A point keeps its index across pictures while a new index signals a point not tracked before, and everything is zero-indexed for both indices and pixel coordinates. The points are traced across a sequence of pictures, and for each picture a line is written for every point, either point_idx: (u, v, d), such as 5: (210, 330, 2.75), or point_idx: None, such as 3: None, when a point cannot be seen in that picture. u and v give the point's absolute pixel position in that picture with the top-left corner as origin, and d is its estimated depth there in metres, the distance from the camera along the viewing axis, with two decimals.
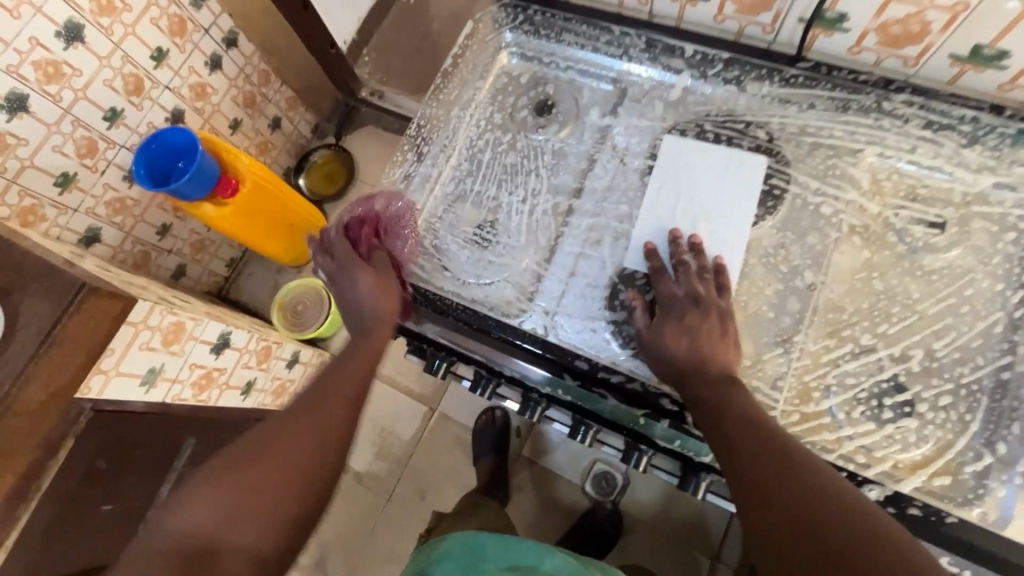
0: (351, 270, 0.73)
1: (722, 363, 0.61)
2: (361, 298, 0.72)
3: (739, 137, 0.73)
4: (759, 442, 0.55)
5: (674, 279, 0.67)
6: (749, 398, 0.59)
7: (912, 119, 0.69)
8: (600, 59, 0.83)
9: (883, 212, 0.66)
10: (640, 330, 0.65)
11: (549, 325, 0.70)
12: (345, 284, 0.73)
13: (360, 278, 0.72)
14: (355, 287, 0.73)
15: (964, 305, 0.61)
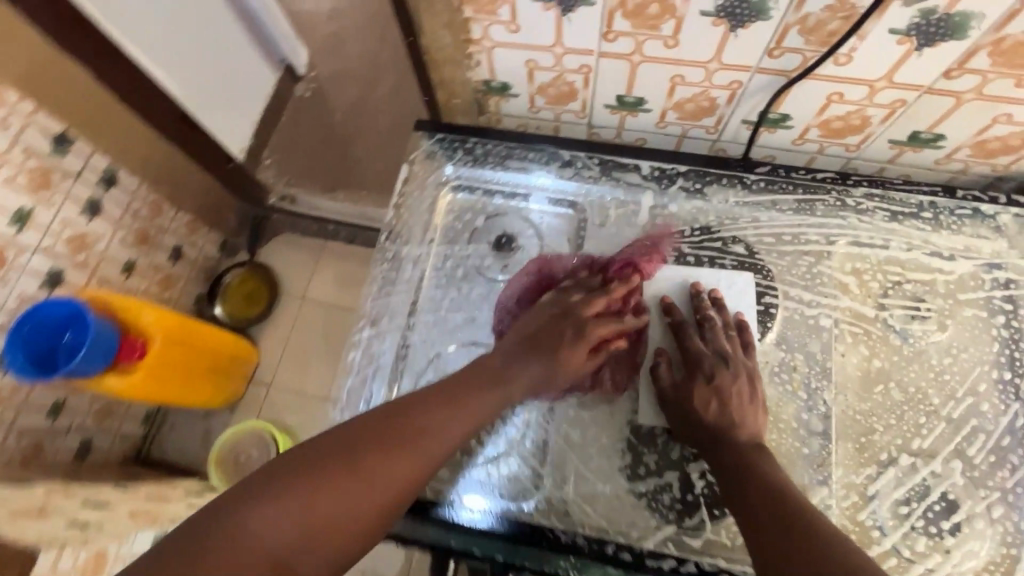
0: (568, 322, 0.65)
1: (750, 430, 0.59)
2: (546, 370, 0.63)
3: (719, 256, 0.70)
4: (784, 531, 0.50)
5: (698, 333, 0.65)
6: (774, 467, 0.57)
7: (876, 211, 0.69)
8: (553, 185, 0.77)
9: (879, 313, 0.65)
10: (668, 389, 0.63)
11: (578, 504, 0.61)
12: (529, 338, 0.64)
13: (530, 367, 0.63)
14: (531, 365, 0.63)
15: (983, 402, 0.61)
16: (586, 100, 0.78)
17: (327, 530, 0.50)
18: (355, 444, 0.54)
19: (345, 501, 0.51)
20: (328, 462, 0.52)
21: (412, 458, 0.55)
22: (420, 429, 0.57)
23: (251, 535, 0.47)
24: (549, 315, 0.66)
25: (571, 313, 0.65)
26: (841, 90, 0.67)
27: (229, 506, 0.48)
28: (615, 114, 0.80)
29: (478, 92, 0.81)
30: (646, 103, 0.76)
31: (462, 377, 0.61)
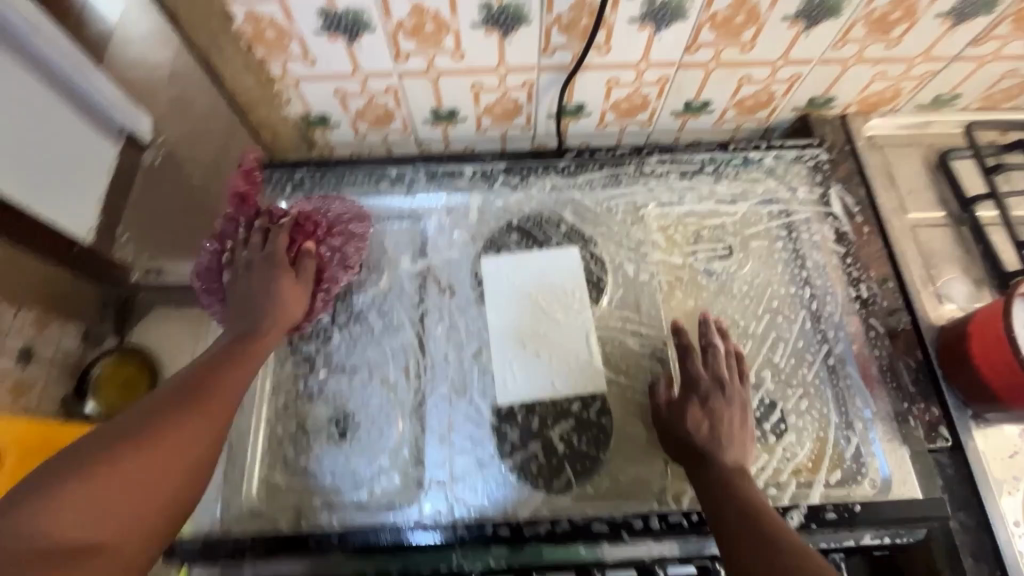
0: (256, 265, 0.64)
1: (737, 456, 0.61)
2: (267, 301, 0.62)
3: (546, 238, 0.75)
4: (749, 522, 0.54)
5: (702, 360, 0.66)
6: (759, 495, 0.57)
7: (671, 174, 0.79)
8: (386, 203, 0.79)
9: (687, 260, 0.74)
10: (661, 406, 0.65)
11: (459, 498, 0.63)
12: (248, 275, 0.64)
13: (279, 283, 0.63)
14: (271, 292, 0.63)
15: (778, 315, 0.71)
16: (404, 118, 0.82)
17: (106, 517, 0.44)
18: (178, 407, 0.51)
19: (179, 430, 0.50)
20: (156, 457, 0.48)
21: (213, 414, 0.53)
22: (221, 381, 0.55)
23: (140, 424, 0.49)
24: (240, 283, 0.64)
25: (256, 263, 0.64)
26: (614, 75, 0.76)
27: (49, 543, 0.41)
28: (436, 127, 0.85)
29: (300, 126, 0.83)
30: (459, 112, 0.82)
31: (222, 354, 0.57)
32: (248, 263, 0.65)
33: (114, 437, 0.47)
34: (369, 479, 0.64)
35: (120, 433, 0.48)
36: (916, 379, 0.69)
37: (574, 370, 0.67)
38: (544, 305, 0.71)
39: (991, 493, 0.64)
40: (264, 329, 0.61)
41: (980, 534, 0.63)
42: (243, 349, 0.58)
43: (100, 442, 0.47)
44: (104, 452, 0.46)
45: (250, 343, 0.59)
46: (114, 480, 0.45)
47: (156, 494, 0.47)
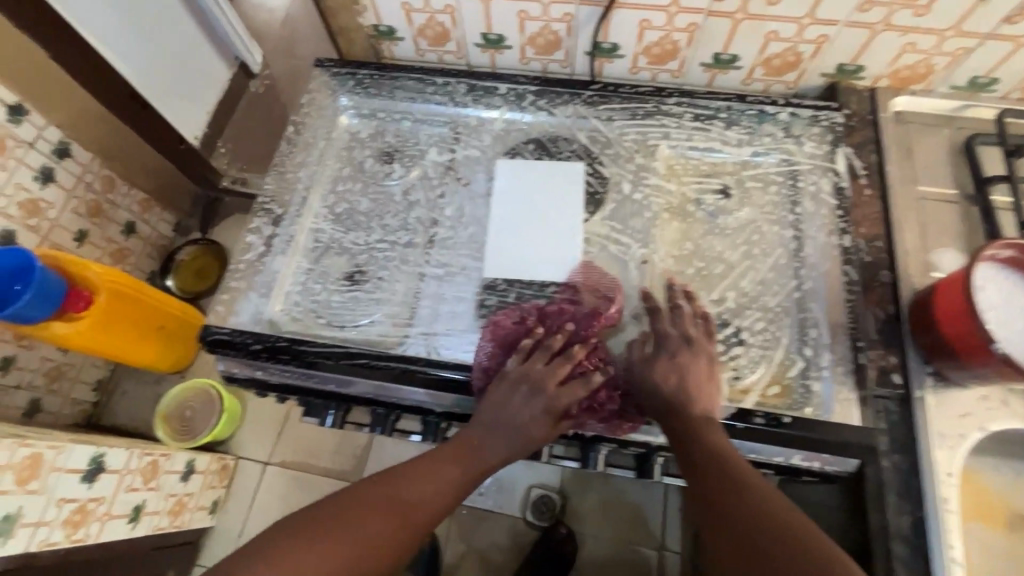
0: (525, 393, 0.67)
1: (702, 402, 0.65)
2: (521, 427, 0.67)
3: (560, 152, 0.84)
4: (714, 466, 0.60)
5: (670, 318, 0.71)
6: (722, 438, 0.63)
7: (686, 115, 0.85)
8: (428, 109, 0.90)
9: (681, 189, 0.81)
10: (634, 362, 0.69)
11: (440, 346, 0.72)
12: (522, 391, 0.67)
13: (518, 413, 0.67)
14: (506, 416, 0.67)
15: (756, 249, 0.77)
16: (458, 40, 0.94)
17: (389, 527, 0.60)
18: (443, 459, 0.66)
19: (414, 487, 0.63)
20: (380, 511, 0.60)
21: (467, 460, 0.67)
22: (477, 449, 0.67)
23: (389, 495, 0.62)
24: (495, 396, 0.68)
25: (535, 385, 0.67)
26: (646, 17, 0.83)
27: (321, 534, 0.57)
28: (486, 52, 0.96)
29: (371, 37, 0.97)
30: (506, 39, 0.92)
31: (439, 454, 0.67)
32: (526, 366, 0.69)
33: (390, 505, 0.61)
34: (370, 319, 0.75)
35: (367, 503, 0.61)
36: (879, 327, 0.72)
37: (557, 261, 0.76)
38: (545, 207, 0.80)
39: (930, 442, 0.66)
40: (487, 448, 0.67)
41: (910, 477, 0.66)
42: (456, 454, 0.66)
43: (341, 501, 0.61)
44: (314, 530, 0.58)
45: (451, 450, 0.67)
46: (394, 520, 0.60)
47: (413, 518, 0.61)
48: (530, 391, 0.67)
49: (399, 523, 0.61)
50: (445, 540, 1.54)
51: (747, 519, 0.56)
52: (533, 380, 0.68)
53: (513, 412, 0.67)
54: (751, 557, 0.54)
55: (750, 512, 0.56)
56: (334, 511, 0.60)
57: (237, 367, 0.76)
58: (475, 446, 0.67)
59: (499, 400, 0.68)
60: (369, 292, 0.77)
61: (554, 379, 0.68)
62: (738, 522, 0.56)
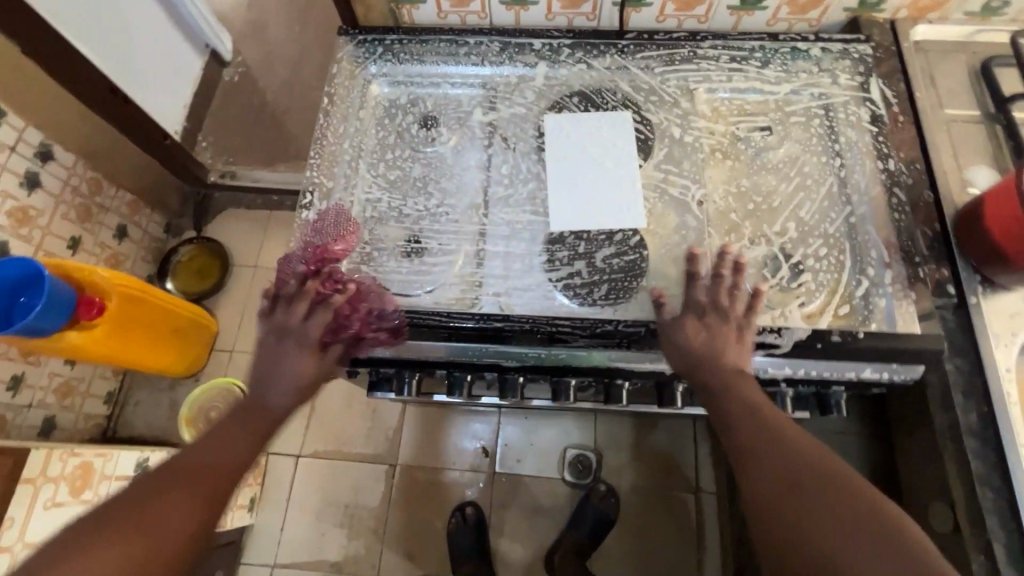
0: (289, 339, 0.67)
1: (733, 358, 0.65)
2: (283, 371, 0.66)
3: (604, 103, 0.84)
4: (749, 419, 0.59)
5: (707, 284, 0.69)
6: (757, 393, 0.62)
7: (722, 57, 0.86)
8: (462, 71, 0.88)
9: (729, 130, 0.83)
10: (663, 321, 0.69)
11: (513, 302, 0.73)
12: (273, 336, 0.68)
13: (295, 362, 0.66)
14: (286, 364, 0.66)
15: (807, 182, 0.80)
16: None
17: (137, 518, 0.53)
18: (234, 427, 0.62)
19: (214, 453, 0.59)
20: (182, 486, 0.56)
21: (254, 423, 0.63)
22: (258, 411, 0.64)
23: (188, 463, 0.58)
24: (259, 349, 0.68)
25: (289, 330, 0.67)
26: None
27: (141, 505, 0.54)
28: (510, 10, 0.94)
29: (391, 1, 0.94)
30: None
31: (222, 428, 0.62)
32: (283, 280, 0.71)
33: (197, 473, 0.57)
34: (441, 284, 0.75)
35: (179, 469, 0.57)
36: (930, 243, 0.76)
37: (620, 210, 0.77)
38: (600, 159, 0.80)
39: (989, 342, 0.71)
40: (268, 402, 0.64)
41: (971, 377, 0.71)
42: (247, 416, 0.63)
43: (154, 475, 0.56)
44: (134, 508, 0.54)
45: (248, 418, 0.63)
46: (198, 489, 0.56)
47: (198, 492, 0.56)
48: (279, 338, 0.67)
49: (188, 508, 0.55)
50: (489, 508, 1.57)
51: (786, 475, 0.53)
52: (288, 323, 0.68)
53: (288, 355, 0.66)
54: (799, 512, 0.50)
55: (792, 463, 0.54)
56: (151, 484, 0.56)
57: None
58: (256, 405, 0.64)
59: (275, 333, 0.68)
60: (435, 257, 0.77)
61: (291, 322, 0.67)
62: (776, 477, 0.53)
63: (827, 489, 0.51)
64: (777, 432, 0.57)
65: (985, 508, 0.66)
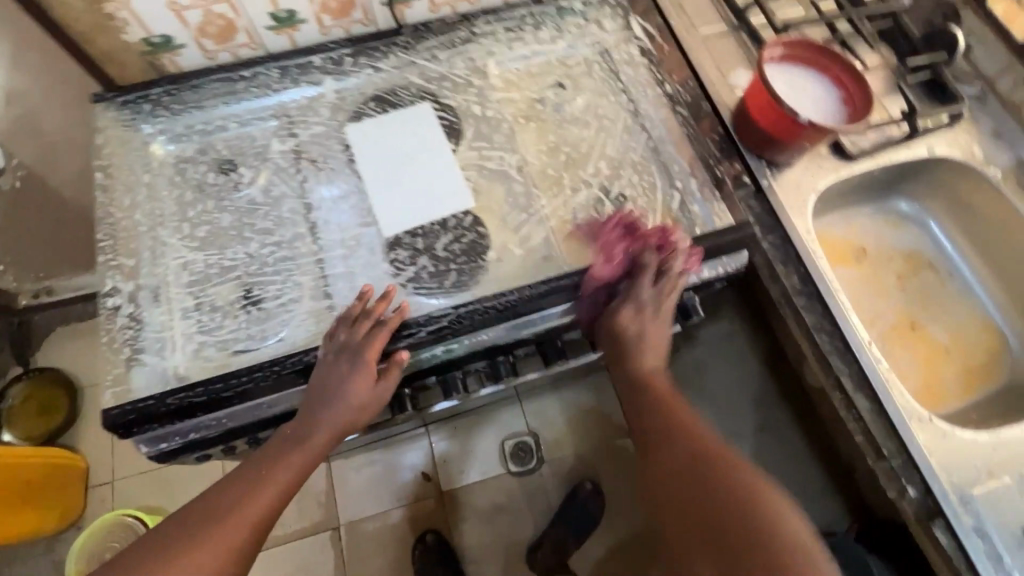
0: (349, 356, 0.65)
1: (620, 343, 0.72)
2: (347, 391, 0.64)
3: (400, 100, 0.84)
4: (660, 443, 0.66)
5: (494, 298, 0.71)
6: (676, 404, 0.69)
7: (498, 30, 0.90)
8: (248, 106, 0.83)
9: (523, 95, 0.86)
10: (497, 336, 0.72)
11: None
12: (348, 355, 0.66)
13: (354, 381, 0.65)
14: (344, 384, 0.65)
15: (603, 123, 0.86)
16: (246, 28, 0.88)
17: (223, 519, 0.59)
18: (288, 443, 0.64)
19: (274, 466, 0.63)
20: (256, 489, 0.61)
21: (306, 445, 0.64)
22: (310, 425, 0.65)
23: (253, 471, 0.63)
24: (339, 365, 0.65)
25: (350, 349, 0.66)
26: None
27: (209, 513, 0.60)
28: (281, 34, 0.91)
29: (146, 54, 0.87)
30: (298, 14, 0.88)
31: (284, 442, 0.65)
32: (334, 355, 0.66)
33: (257, 473, 0.63)
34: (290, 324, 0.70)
35: (239, 478, 0.63)
36: (720, 145, 0.85)
37: (446, 197, 0.77)
38: (413, 154, 0.80)
39: (787, 214, 0.81)
40: (315, 420, 0.65)
41: (787, 247, 0.80)
42: (293, 439, 0.64)
43: (223, 482, 0.63)
44: (204, 515, 0.59)
45: (297, 438, 0.64)
46: (265, 489, 0.62)
47: (259, 496, 0.61)
48: (350, 356, 0.65)
49: (258, 507, 0.61)
50: (450, 528, 1.54)
51: (686, 521, 0.61)
52: (348, 348, 0.66)
53: (342, 381, 0.65)
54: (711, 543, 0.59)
55: (710, 498, 0.60)
56: (218, 489, 0.62)
57: (161, 440, 0.67)
58: (303, 424, 0.65)
59: (348, 355, 0.65)
60: (274, 301, 0.71)
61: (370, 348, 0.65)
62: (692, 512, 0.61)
63: (714, 534, 0.59)
64: (688, 451, 0.64)
65: (828, 351, 0.75)
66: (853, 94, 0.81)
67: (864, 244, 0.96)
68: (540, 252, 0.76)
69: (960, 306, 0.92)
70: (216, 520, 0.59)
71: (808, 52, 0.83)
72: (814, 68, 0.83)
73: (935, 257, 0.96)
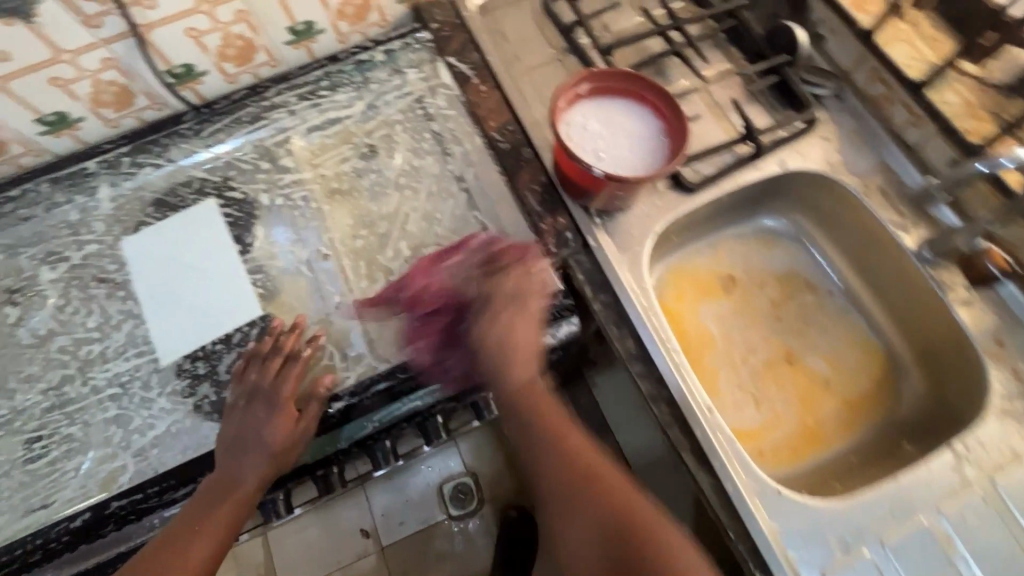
0: (258, 404, 0.64)
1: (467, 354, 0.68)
2: (261, 433, 0.62)
3: (181, 200, 0.76)
4: (550, 451, 0.63)
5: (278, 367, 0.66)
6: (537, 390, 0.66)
7: (292, 99, 0.81)
8: (16, 230, 0.75)
9: (318, 172, 0.79)
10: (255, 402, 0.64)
11: (148, 462, 0.64)
12: (262, 399, 0.64)
13: (270, 424, 0.63)
14: (260, 426, 0.63)
15: (410, 192, 0.79)
16: (15, 138, 0.80)
17: (175, 556, 0.59)
18: (227, 465, 0.62)
19: (217, 496, 0.62)
20: (203, 521, 0.61)
21: (246, 458, 0.62)
22: (246, 451, 0.62)
23: (199, 501, 0.61)
24: (249, 407, 0.64)
25: (259, 392, 0.64)
26: (190, 25, 0.76)
27: (169, 541, 0.60)
28: (60, 136, 0.83)
29: None
30: (70, 114, 0.80)
31: (220, 467, 0.62)
32: (247, 399, 0.64)
33: (206, 504, 0.61)
34: (62, 483, 0.63)
35: (199, 502, 0.61)
36: (540, 198, 0.77)
37: (232, 307, 0.71)
38: (196, 260, 0.73)
39: (614, 268, 0.74)
40: (253, 442, 0.62)
41: (618, 306, 0.73)
42: (229, 460, 0.62)
43: (179, 517, 0.62)
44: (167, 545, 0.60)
45: (234, 468, 0.62)
46: (212, 516, 0.61)
47: (214, 522, 0.61)
48: (261, 400, 0.64)
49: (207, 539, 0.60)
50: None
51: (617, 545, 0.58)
52: (265, 389, 0.64)
53: (258, 423, 0.63)
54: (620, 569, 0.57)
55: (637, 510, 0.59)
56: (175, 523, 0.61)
57: None
58: (239, 447, 0.62)
59: (260, 394, 0.64)
60: (42, 459, 0.65)
61: (285, 389, 0.65)
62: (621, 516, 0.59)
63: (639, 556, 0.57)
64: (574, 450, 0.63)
65: (666, 422, 0.68)
66: (673, 124, 0.72)
67: (731, 270, 0.88)
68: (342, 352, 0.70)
69: (839, 329, 0.84)
70: (168, 554, 0.59)
71: (614, 79, 0.73)
72: (630, 98, 0.74)
73: (810, 276, 0.87)
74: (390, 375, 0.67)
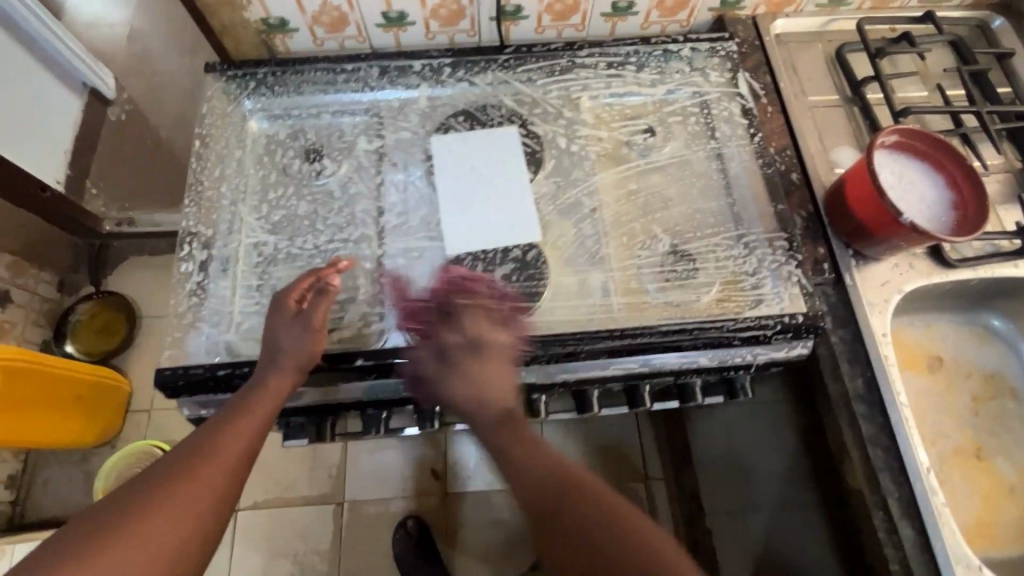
0: (291, 330, 0.65)
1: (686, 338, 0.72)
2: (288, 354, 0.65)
3: (489, 119, 0.84)
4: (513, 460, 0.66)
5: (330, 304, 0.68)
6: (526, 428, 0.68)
7: (599, 64, 0.88)
8: (344, 99, 0.85)
9: (607, 135, 0.86)
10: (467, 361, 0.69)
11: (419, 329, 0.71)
12: (293, 324, 0.66)
13: (294, 348, 0.65)
14: (287, 350, 0.65)
15: (685, 178, 0.84)
16: (358, 22, 0.90)
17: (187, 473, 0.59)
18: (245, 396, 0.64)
19: (231, 425, 0.63)
20: (213, 445, 0.61)
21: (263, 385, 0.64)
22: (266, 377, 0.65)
23: (206, 430, 0.62)
24: (275, 333, 0.66)
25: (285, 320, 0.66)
26: None
27: (177, 466, 0.59)
28: (388, 32, 0.93)
29: (261, 32, 0.91)
30: (408, 16, 0.90)
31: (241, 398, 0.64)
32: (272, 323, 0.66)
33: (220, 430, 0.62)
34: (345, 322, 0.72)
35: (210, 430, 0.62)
36: (806, 224, 0.81)
37: (513, 224, 0.78)
38: (491, 173, 0.80)
39: (864, 310, 0.76)
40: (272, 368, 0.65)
41: (855, 345, 0.76)
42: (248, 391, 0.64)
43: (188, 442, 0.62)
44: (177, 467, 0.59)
45: (255, 396, 0.64)
46: (226, 446, 0.61)
47: (221, 450, 0.61)
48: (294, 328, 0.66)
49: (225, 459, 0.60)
50: (443, 531, 1.40)
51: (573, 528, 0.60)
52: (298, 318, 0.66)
53: (284, 348, 0.65)
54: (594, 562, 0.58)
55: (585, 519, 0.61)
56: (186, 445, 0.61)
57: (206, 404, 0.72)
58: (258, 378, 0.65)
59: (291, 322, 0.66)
60: None
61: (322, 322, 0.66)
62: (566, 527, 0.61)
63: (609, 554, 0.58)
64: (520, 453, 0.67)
65: (878, 466, 0.70)
66: (964, 198, 0.75)
67: (940, 352, 0.89)
68: (600, 297, 0.75)
69: None
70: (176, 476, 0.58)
71: (922, 140, 0.77)
72: (928, 163, 0.78)
73: (1016, 385, 0.88)
74: (648, 332, 0.71)
